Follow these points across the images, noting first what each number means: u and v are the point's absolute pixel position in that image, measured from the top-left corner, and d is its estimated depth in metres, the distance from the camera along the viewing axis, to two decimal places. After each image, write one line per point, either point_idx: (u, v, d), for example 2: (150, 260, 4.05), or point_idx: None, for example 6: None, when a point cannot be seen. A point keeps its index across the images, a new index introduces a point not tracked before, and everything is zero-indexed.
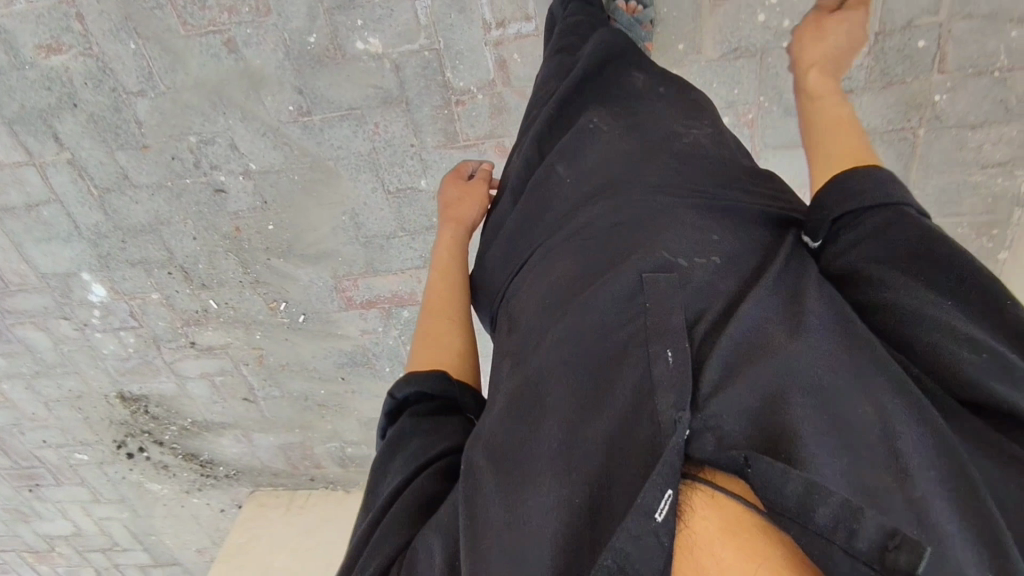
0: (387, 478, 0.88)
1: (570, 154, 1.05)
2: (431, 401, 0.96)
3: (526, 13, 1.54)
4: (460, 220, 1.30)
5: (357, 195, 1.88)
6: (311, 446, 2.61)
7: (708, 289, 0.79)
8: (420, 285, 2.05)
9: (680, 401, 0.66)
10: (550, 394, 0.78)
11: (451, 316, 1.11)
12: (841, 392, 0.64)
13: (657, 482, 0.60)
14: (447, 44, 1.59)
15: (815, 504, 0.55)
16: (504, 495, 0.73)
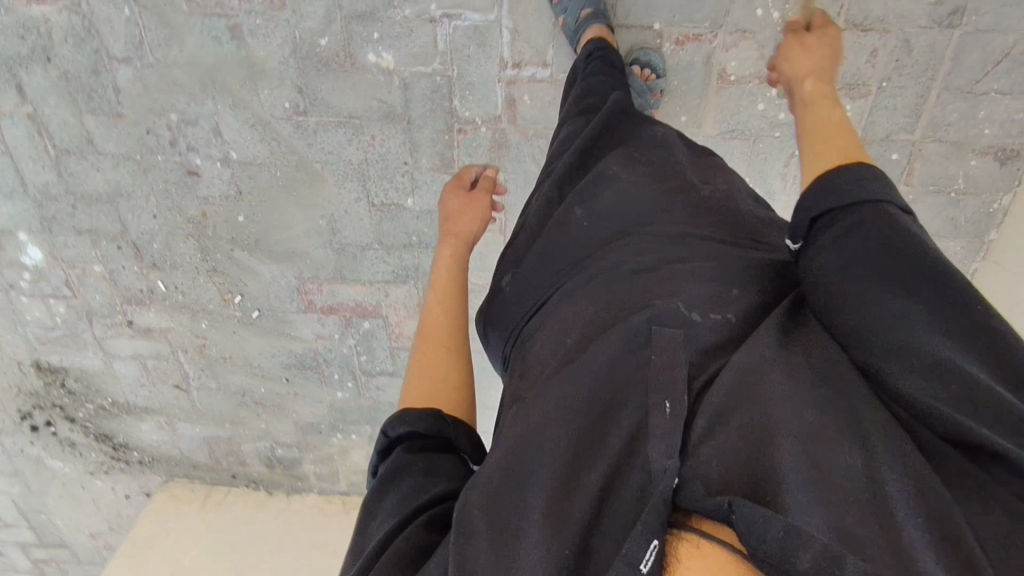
0: (378, 521, 0.83)
1: (585, 205, 1.10)
2: (424, 439, 0.91)
3: (544, 60, 1.58)
4: (461, 235, 1.32)
5: (339, 202, 1.85)
6: (239, 442, 2.51)
7: (714, 349, 0.81)
8: (386, 298, 2.04)
9: (668, 450, 0.70)
10: (546, 432, 0.79)
11: (449, 347, 1.09)
12: (833, 452, 0.67)
13: (645, 532, 0.61)
14: (460, 74, 1.60)
15: (794, 548, 0.56)
16: (494, 532, 0.73)
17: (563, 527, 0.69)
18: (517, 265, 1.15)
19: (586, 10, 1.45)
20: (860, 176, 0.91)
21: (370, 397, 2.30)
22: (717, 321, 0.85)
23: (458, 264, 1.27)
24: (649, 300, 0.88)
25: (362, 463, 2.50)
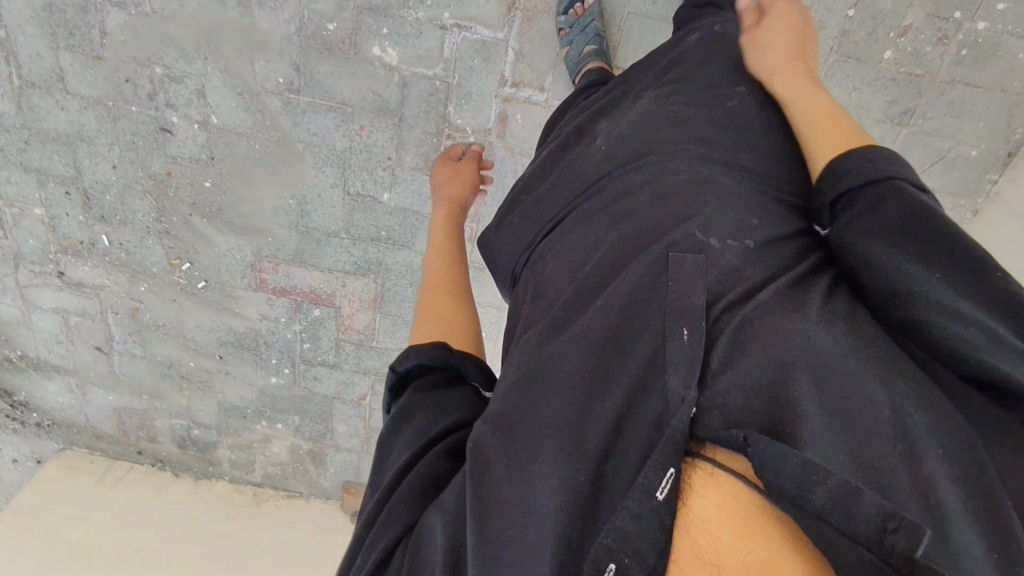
0: (394, 454, 0.90)
1: (598, 159, 1.16)
2: (434, 374, 0.97)
3: (542, 84, 1.66)
4: (453, 201, 1.45)
5: (313, 184, 1.84)
6: (154, 417, 2.39)
7: (734, 273, 0.87)
8: (342, 289, 2.02)
9: (687, 380, 0.76)
10: (561, 364, 0.84)
11: (450, 293, 1.19)
12: (848, 379, 0.71)
13: (661, 461, 0.70)
14: (460, 83, 1.66)
15: (810, 485, 0.63)
16: (510, 458, 0.79)
17: (578, 447, 0.77)
18: (534, 216, 1.19)
19: (589, 47, 1.54)
20: (873, 157, 0.93)
21: (305, 387, 2.25)
22: (733, 244, 0.91)
23: (453, 225, 1.39)
24: (666, 236, 0.93)
25: (282, 454, 2.43)
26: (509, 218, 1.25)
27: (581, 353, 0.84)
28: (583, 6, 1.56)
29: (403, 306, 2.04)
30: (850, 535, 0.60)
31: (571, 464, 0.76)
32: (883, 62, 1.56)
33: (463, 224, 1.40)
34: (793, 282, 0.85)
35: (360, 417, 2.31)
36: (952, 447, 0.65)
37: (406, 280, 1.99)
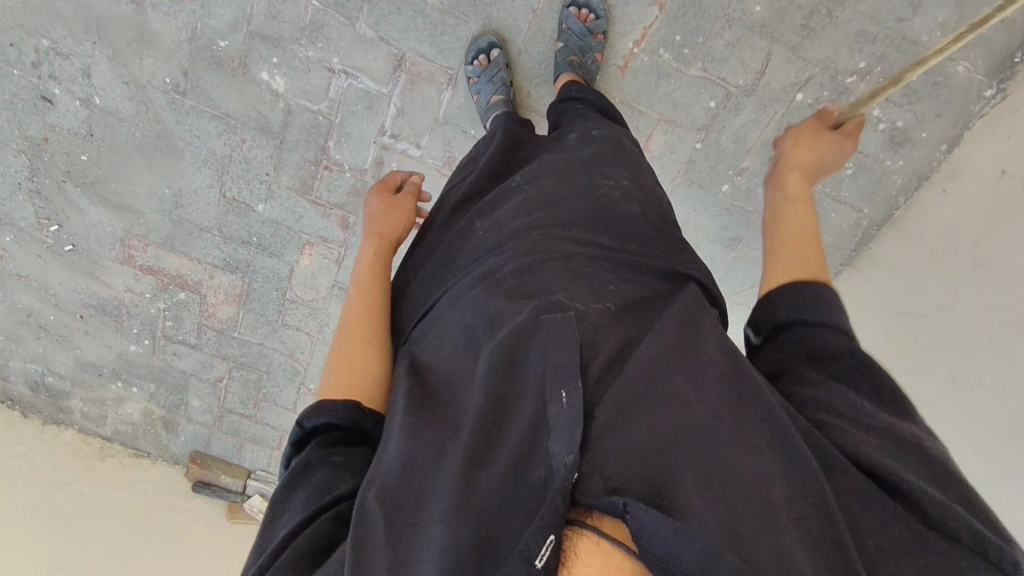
0: (287, 514, 0.80)
1: (483, 244, 1.11)
2: (341, 434, 0.89)
3: (417, 141, 1.76)
4: (384, 235, 1.23)
5: (190, 181, 1.90)
6: (7, 358, 2.34)
7: (602, 327, 0.80)
8: (209, 279, 2.09)
9: (571, 442, 0.65)
10: (444, 437, 0.74)
11: (371, 347, 1.02)
12: (744, 474, 0.65)
13: (541, 527, 0.56)
14: (341, 123, 1.75)
15: (686, 549, 0.55)
16: (398, 535, 0.67)
17: (467, 515, 0.64)
18: (415, 301, 1.13)
19: (497, 95, 1.59)
20: (823, 294, 0.91)
21: (163, 359, 2.31)
22: (601, 307, 0.85)
23: (382, 266, 1.19)
24: (535, 301, 0.86)
25: (133, 416, 2.45)
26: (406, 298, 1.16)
27: (467, 423, 0.73)
28: (489, 57, 1.61)
29: (266, 307, 2.13)
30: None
31: (458, 535, 0.62)
32: (720, 193, 1.70)
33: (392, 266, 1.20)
34: (685, 355, 0.77)
35: (214, 396, 2.39)
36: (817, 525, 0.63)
37: (272, 285, 2.08)
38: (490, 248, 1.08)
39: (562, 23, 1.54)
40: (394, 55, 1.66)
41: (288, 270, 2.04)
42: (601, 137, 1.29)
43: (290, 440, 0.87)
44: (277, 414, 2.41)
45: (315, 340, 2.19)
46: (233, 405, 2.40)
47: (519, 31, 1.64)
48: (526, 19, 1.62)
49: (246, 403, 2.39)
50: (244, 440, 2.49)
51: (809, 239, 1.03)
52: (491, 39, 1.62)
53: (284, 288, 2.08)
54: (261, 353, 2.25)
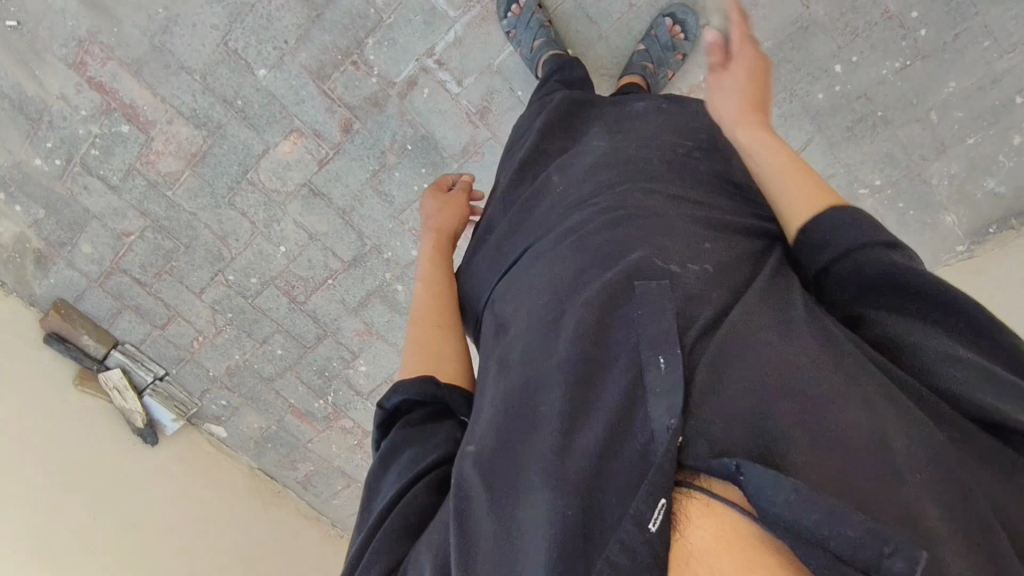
0: (386, 487, 1.00)
1: (558, 205, 1.15)
2: (423, 408, 1.08)
3: (460, 78, 1.67)
4: (440, 230, 1.43)
5: (193, 12, 1.68)
6: None
7: (697, 295, 0.88)
8: (165, 124, 1.85)
9: (671, 409, 0.75)
10: (538, 402, 0.85)
11: (439, 327, 1.23)
12: (854, 432, 0.70)
13: (651, 492, 0.66)
14: (391, 26, 1.63)
15: (806, 513, 0.62)
16: (497, 499, 0.80)
17: (566, 477, 0.75)
18: (503, 251, 1.19)
19: (538, 41, 1.52)
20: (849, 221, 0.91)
21: (69, 189, 1.98)
22: (696, 270, 0.92)
23: (441, 258, 1.39)
24: (630, 259, 0.93)
25: (1, 236, 2.07)
26: (486, 253, 1.25)
27: (556, 383, 0.84)
28: (521, 3, 1.54)
29: (217, 180, 1.93)
30: (849, 560, 0.61)
31: (561, 495, 0.74)
32: None
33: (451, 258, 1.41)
34: (786, 325, 0.84)
35: (111, 249, 2.10)
36: (938, 488, 0.67)
37: (235, 158, 1.88)
38: (574, 199, 1.13)
39: (651, 29, 1.52)
40: None
41: (262, 149, 1.85)
42: (669, 103, 1.34)
43: (378, 421, 1.06)
44: (176, 293, 2.19)
45: (257, 232, 2.01)
46: (129, 267, 2.13)
47: (609, 19, 1.55)
48: (621, 9, 1.54)
49: (145, 270, 2.14)
50: (124, 307, 2.21)
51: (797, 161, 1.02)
52: None
53: (247, 166, 1.89)
54: (189, 223, 2.03)
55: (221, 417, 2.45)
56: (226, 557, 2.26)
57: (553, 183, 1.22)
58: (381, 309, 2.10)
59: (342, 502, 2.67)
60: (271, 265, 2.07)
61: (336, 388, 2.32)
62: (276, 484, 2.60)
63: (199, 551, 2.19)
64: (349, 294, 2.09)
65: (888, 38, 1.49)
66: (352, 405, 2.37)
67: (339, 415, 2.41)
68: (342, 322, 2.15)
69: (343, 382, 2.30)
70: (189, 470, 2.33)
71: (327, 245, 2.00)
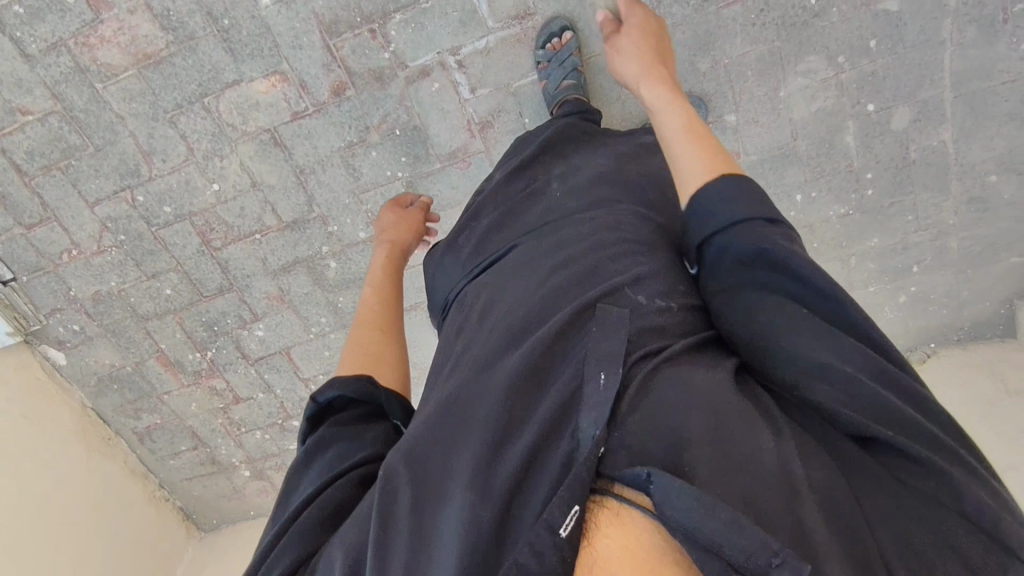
0: (302, 482, 0.85)
1: (547, 214, 1.06)
2: (354, 407, 0.92)
3: (474, 85, 1.65)
4: (395, 240, 1.37)
5: None
6: None
7: (658, 327, 0.80)
8: (126, 12, 1.63)
9: (597, 418, 0.68)
10: (478, 404, 0.77)
11: (382, 329, 1.10)
12: (760, 453, 0.66)
13: (564, 498, 0.61)
14: (424, 11, 1.57)
15: (703, 518, 0.57)
16: (421, 503, 0.70)
17: (486, 483, 0.67)
18: (480, 253, 1.08)
19: (568, 82, 1.54)
20: (733, 188, 0.85)
21: None
22: (664, 308, 0.83)
23: (393, 264, 1.32)
24: (604, 281, 0.86)
25: None
26: (460, 255, 1.12)
27: (497, 389, 0.77)
28: (561, 41, 1.56)
29: (164, 93, 1.71)
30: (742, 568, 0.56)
31: (480, 500, 0.66)
32: None
33: (404, 269, 1.32)
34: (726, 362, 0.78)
35: None
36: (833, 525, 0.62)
37: (197, 76, 1.68)
38: (563, 212, 1.05)
39: None
40: (525, 6, 1.57)
41: (233, 79, 1.68)
42: None
43: (304, 417, 0.89)
44: (59, 193, 1.87)
45: (192, 161, 1.80)
46: (11, 151, 1.81)
47: (633, 84, 1.62)
48: None
49: (32, 158, 1.82)
50: None
51: (691, 133, 0.98)
52: (563, 24, 1.56)
53: (208, 91, 1.70)
54: (110, 124, 1.76)
55: (66, 342, 2.15)
56: (38, 492, 2.08)
57: (546, 194, 1.12)
58: (302, 279, 1.97)
59: (181, 464, 2.40)
60: (195, 200, 1.86)
61: (220, 345, 2.12)
62: (108, 431, 2.33)
63: (10, 476, 2.02)
64: (272, 255, 1.94)
65: (844, 186, 1.72)
66: (232, 366, 2.17)
67: (213, 372, 2.19)
68: (254, 281, 1.99)
69: (230, 341, 2.11)
70: (13, 395, 2.09)
71: (269, 199, 1.84)
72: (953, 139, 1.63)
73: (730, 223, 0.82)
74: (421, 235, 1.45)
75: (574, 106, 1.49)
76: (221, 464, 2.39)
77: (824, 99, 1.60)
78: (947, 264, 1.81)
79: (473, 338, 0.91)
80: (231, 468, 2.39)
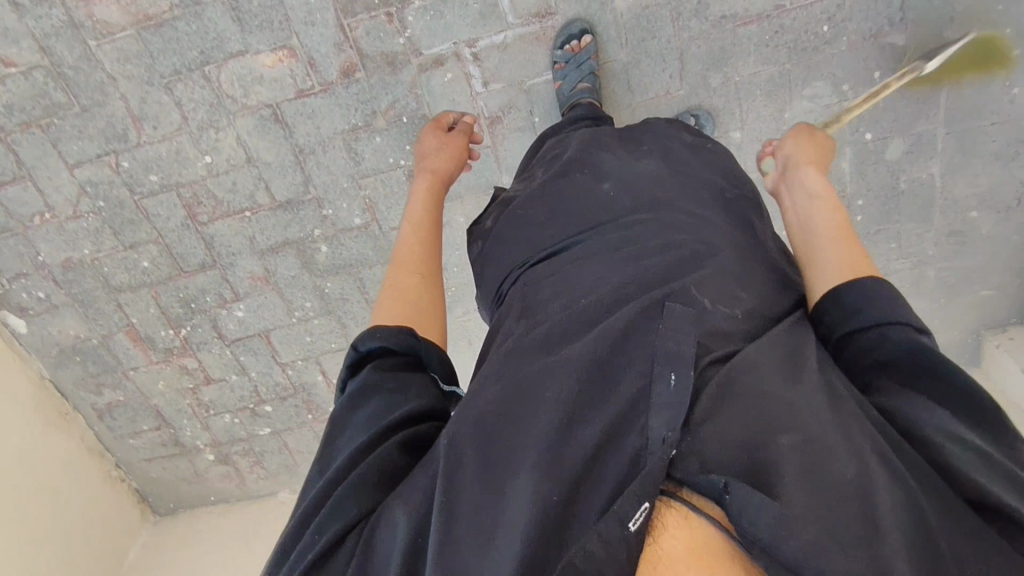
0: (344, 432, 0.82)
1: (598, 204, 1.07)
2: (395, 357, 0.91)
3: (488, 79, 1.64)
4: (437, 174, 1.36)
5: None
6: None
7: (722, 331, 0.82)
8: None
9: (670, 421, 0.70)
10: (546, 386, 0.77)
11: (420, 273, 1.11)
12: (845, 463, 0.66)
13: (636, 493, 0.64)
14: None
15: (784, 536, 0.60)
16: (487, 476, 0.72)
17: (555, 468, 0.69)
18: (534, 240, 1.08)
19: (583, 84, 1.55)
20: (872, 293, 0.87)
21: None
22: (728, 317, 0.85)
23: (432, 200, 1.30)
24: (665, 281, 0.88)
25: None
26: (507, 241, 1.13)
27: (565, 373, 0.77)
28: (580, 43, 1.57)
29: (163, 57, 1.65)
30: None
31: (549, 483, 0.68)
32: None
33: (445, 205, 1.31)
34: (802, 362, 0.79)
35: None
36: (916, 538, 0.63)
37: (200, 43, 1.63)
38: (618, 204, 1.05)
39: (677, 121, 1.62)
40: (546, 4, 1.57)
41: (238, 49, 1.64)
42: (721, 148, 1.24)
43: (347, 362, 0.90)
44: (38, 151, 1.78)
45: (185, 130, 1.74)
46: None
47: (644, 92, 1.64)
48: (657, 91, 1.63)
49: (11, 112, 1.73)
50: None
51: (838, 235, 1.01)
52: (583, 27, 1.58)
53: (211, 60, 1.65)
54: (100, 85, 1.69)
55: (27, 309, 2.04)
56: None
57: (600, 180, 1.12)
58: (290, 261, 1.92)
59: (140, 444, 2.30)
60: (185, 171, 1.79)
61: (196, 323, 2.05)
62: (65, 405, 2.22)
63: None
64: (261, 235, 1.88)
65: None
66: (206, 345, 2.09)
67: (185, 351, 2.11)
68: (238, 260, 1.92)
69: (207, 320, 2.04)
70: None
71: (263, 176, 1.79)
72: (940, 173, 1.70)
73: (873, 320, 0.84)
74: (463, 163, 1.42)
75: (586, 108, 1.48)
76: (184, 446, 2.30)
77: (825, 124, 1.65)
78: (922, 292, 1.89)
79: (533, 326, 0.90)
80: (194, 451, 2.31)
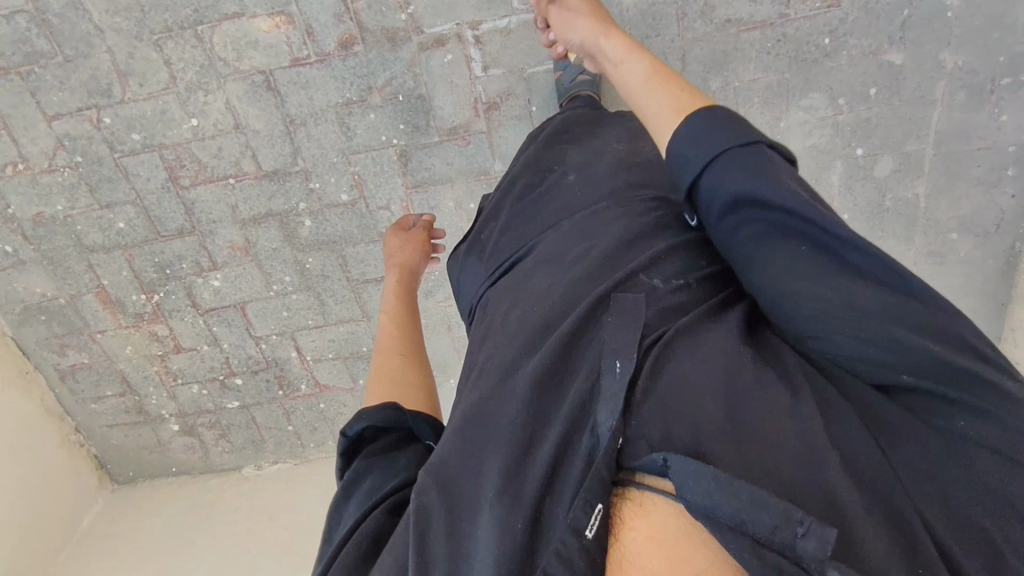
0: (341, 521, 0.84)
1: (563, 199, 1.06)
2: (385, 436, 0.91)
3: (487, 63, 1.62)
4: (405, 266, 1.33)
5: None
6: None
7: (678, 308, 0.81)
8: None
9: (614, 408, 0.69)
10: (499, 411, 0.77)
11: (398, 354, 1.09)
12: (781, 434, 0.66)
13: (585, 497, 0.62)
14: None
15: (721, 499, 0.59)
16: (450, 520, 0.71)
17: (515, 498, 0.68)
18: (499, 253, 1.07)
19: (583, 77, 1.54)
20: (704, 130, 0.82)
21: None
22: (681, 288, 0.83)
23: (405, 292, 1.28)
24: (625, 266, 0.87)
25: None
26: (481, 253, 1.12)
27: (519, 392, 0.77)
28: None
29: (155, 13, 1.61)
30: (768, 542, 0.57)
31: (510, 514, 0.67)
32: None
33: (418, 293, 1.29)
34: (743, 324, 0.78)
35: None
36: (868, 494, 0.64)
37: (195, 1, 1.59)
38: (581, 194, 1.04)
39: None
40: None
41: (234, 11, 1.60)
42: None
43: (336, 450, 0.89)
44: (15, 98, 1.72)
45: (173, 90, 1.69)
46: None
47: None
48: None
49: None
50: None
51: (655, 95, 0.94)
52: None
53: (206, 20, 1.61)
54: (87, 35, 1.64)
55: None
56: None
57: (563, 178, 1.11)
58: (272, 233, 1.88)
59: (103, 409, 2.24)
60: (169, 132, 1.74)
61: (169, 289, 2.00)
62: (27, 364, 2.15)
63: None
64: (244, 203, 1.83)
65: None
66: (178, 313, 2.05)
67: (155, 318, 2.06)
68: (219, 228, 1.88)
69: (181, 287, 1.99)
70: None
71: (251, 144, 1.75)
72: (925, 193, 1.73)
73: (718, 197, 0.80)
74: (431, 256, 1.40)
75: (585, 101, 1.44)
76: (148, 415, 2.25)
77: (819, 136, 1.67)
78: None
79: (500, 335, 0.89)
80: (159, 420, 2.26)
